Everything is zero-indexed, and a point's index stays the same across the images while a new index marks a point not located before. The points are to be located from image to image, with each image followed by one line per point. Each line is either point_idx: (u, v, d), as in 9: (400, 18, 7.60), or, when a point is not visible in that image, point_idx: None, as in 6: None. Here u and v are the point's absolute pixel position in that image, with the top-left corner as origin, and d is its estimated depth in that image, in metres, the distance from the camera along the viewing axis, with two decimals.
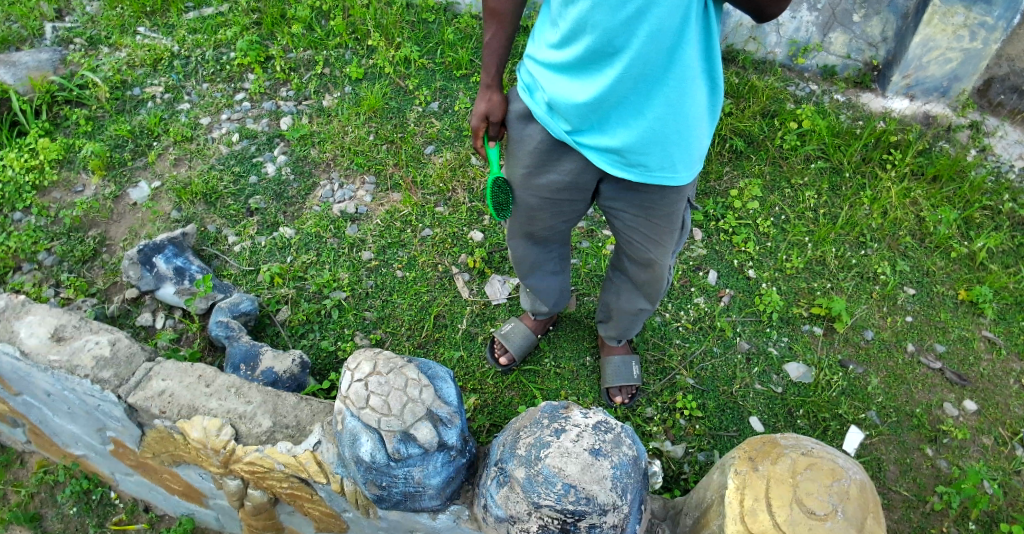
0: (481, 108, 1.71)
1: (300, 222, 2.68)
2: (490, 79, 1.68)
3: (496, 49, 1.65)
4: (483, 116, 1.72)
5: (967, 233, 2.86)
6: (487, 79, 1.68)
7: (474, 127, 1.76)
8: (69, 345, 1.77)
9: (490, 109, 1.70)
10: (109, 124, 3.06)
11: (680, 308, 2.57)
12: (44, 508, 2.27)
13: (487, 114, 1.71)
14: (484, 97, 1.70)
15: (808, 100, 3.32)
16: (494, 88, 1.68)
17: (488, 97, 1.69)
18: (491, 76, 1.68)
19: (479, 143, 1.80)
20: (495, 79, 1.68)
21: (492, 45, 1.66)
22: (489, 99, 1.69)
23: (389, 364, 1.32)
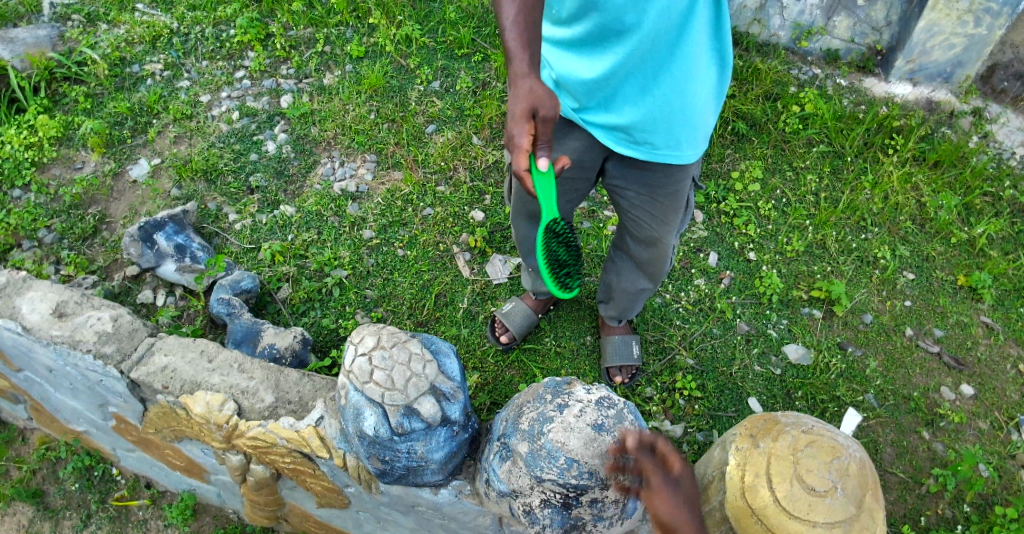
0: (525, 102, 1.37)
1: (301, 201, 2.67)
2: (522, 70, 1.38)
3: (523, 29, 1.38)
4: (528, 113, 1.37)
5: (967, 219, 2.86)
6: (518, 69, 1.38)
7: (516, 138, 1.39)
8: (72, 321, 1.76)
9: (536, 100, 1.37)
10: (108, 101, 3.03)
11: (680, 289, 2.58)
12: (46, 484, 2.29)
13: (537, 108, 1.37)
14: (523, 90, 1.37)
15: (811, 84, 3.29)
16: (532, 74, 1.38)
17: (528, 87, 1.37)
18: (526, 62, 1.38)
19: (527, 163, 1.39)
20: (528, 66, 1.39)
21: (515, 28, 1.38)
22: (530, 88, 1.37)
23: (393, 339, 1.32)
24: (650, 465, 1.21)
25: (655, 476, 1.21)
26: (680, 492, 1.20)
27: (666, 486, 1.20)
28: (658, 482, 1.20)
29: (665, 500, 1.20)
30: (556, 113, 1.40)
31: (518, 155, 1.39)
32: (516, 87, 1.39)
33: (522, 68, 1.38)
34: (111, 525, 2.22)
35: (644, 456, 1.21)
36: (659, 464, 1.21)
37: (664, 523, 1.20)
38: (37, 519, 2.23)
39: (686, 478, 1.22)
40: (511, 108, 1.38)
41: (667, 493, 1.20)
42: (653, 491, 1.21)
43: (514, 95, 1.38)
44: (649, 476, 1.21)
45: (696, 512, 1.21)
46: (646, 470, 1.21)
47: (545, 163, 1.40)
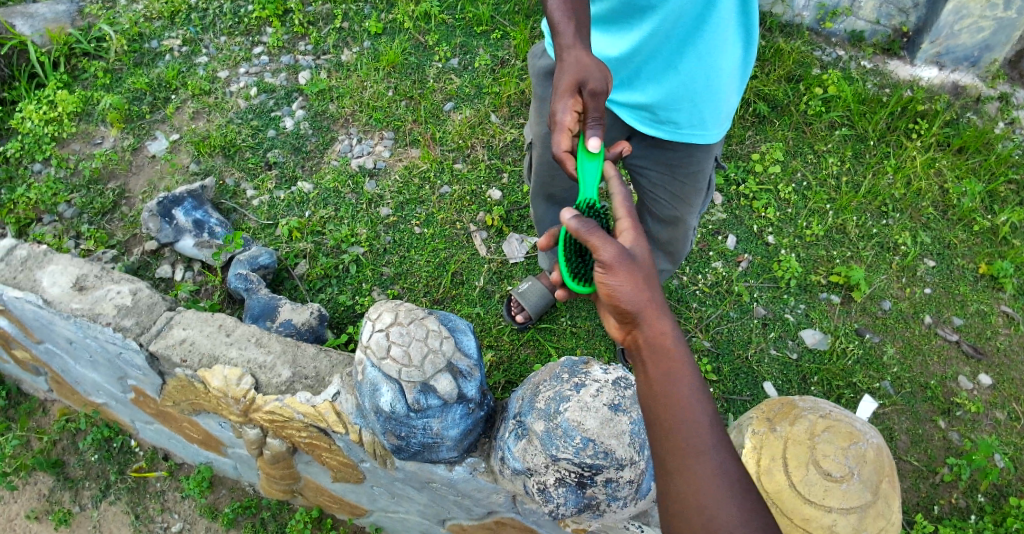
0: (571, 74, 1.35)
1: (318, 177, 2.67)
2: (569, 42, 1.37)
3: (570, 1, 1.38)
4: (574, 87, 1.35)
5: (990, 207, 2.81)
6: (565, 42, 1.38)
7: (559, 114, 1.36)
8: (91, 295, 1.77)
9: (582, 71, 1.35)
10: (127, 77, 3.04)
11: (697, 271, 2.56)
12: (67, 455, 2.34)
13: (583, 82, 1.34)
14: (572, 62, 1.36)
15: (835, 66, 3.22)
16: (578, 45, 1.37)
17: (575, 58, 1.36)
18: (573, 34, 1.37)
19: (568, 142, 1.34)
20: (575, 38, 1.38)
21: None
22: (577, 59, 1.36)
23: (410, 315, 1.33)
24: (600, 233, 1.00)
25: (605, 242, 0.99)
26: (638, 266, 0.99)
27: (619, 255, 0.98)
28: (610, 249, 0.98)
29: (619, 270, 0.97)
30: (604, 89, 1.36)
31: (562, 132, 1.35)
32: (563, 59, 1.37)
33: (569, 40, 1.37)
34: (130, 496, 2.26)
35: (591, 221, 1.03)
36: (607, 233, 1.02)
37: (622, 308, 0.97)
38: (57, 489, 2.28)
39: (644, 251, 1.03)
40: (557, 82, 1.37)
41: (623, 263, 0.97)
42: (608, 265, 0.98)
43: (561, 69, 1.37)
44: (598, 243, 0.99)
45: (659, 292, 0.98)
46: (595, 236, 1.00)
47: (595, 142, 1.30)
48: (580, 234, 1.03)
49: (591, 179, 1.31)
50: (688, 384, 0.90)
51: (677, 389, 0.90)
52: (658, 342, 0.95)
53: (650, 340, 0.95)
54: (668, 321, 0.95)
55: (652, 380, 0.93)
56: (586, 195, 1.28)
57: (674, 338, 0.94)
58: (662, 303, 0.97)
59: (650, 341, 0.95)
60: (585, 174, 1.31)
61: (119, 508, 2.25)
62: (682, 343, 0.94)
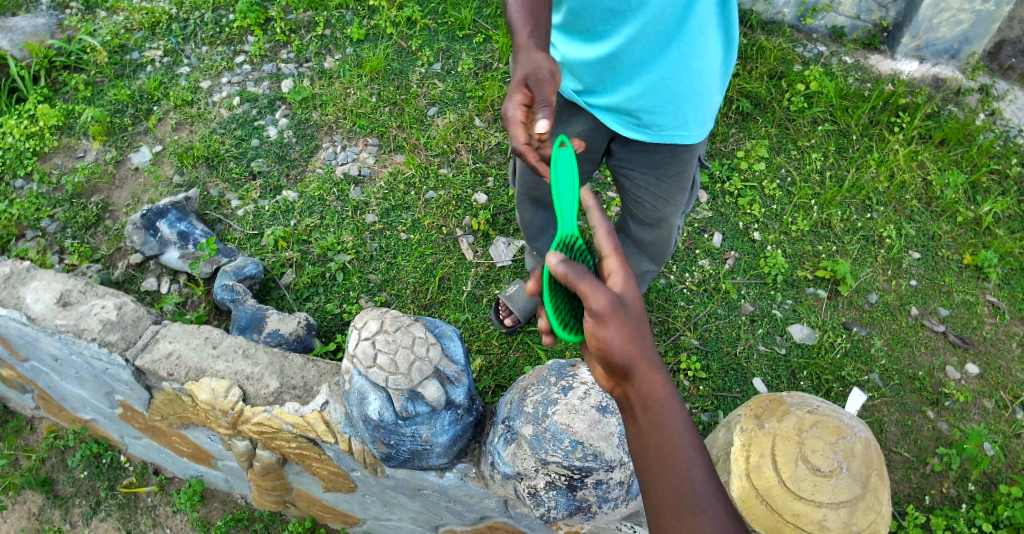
0: (522, 70, 1.40)
1: (303, 186, 2.66)
2: (524, 43, 1.44)
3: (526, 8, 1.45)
4: (523, 81, 1.39)
5: (973, 198, 2.83)
6: (521, 43, 1.44)
7: (509, 110, 1.38)
8: (76, 310, 1.76)
9: (532, 66, 1.39)
10: (108, 89, 3.01)
11: (684, 270, 2.57)
12: (56, 472, 2.31)
13: (531, 75, 1.38)
14: (524, 60, 1.41)
15: (816, 62, 3.24)
16: (531, 45, 1.42)
17: (527, 57, 1.41)
18: (527, 35, 1.44)
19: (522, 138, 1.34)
20: (529, 39, 1.44)
21: (520, 7, 1.46)
22: (529, 57, 1.41)
23: (397, 323, 1.33)
24: (590, 279, 0.89)
25: (596, 290, 0.88)
26: (630, 315, 0.89)
27: (611, 303, 0.88)
28: (602, 298, 0.87)
29: (612, 322, 0.87)
30: (553, 80, 1.39)
31: (516, 126, 1.36)
32: (518, 59, 1.43)
33: (523, 42, 1.43)
34: (121, 512, 2.24)
35: (578, 264, 0.90)
36: (595, 277, 0.90)
37: (614, 362, 0.88)
38: (47, 507, 2.25)
39: (631, 297, 0.94)
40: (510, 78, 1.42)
41: (615, 314, 0.87)
42: (599, 316, 0.87)
43: (515, 67, 1.43)
44: (589, 292, 0.88)
45: (651, 342, 0.90)
46: (585, 284, 0.88)
47: (545, 126, 1.28)
48: (568, 280, 0.90)
49: (571, 210, 1.11)
50: (685, 441, 0.85)
51: (673, 447, 0.85)
52: (651, 398, 0.88)
53: (642, 392, 0.88)
54: (662, 375, 0.88)
55: (645, 437, 0.87)
56: (566, 230, 1.07)
57: (669, 394, 0.88)
58: (655, 356, 0.89)
59: (643, 398, 0.88)
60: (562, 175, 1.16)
61: (110, 525, 2.23)
62: (675, 396, 0.88)
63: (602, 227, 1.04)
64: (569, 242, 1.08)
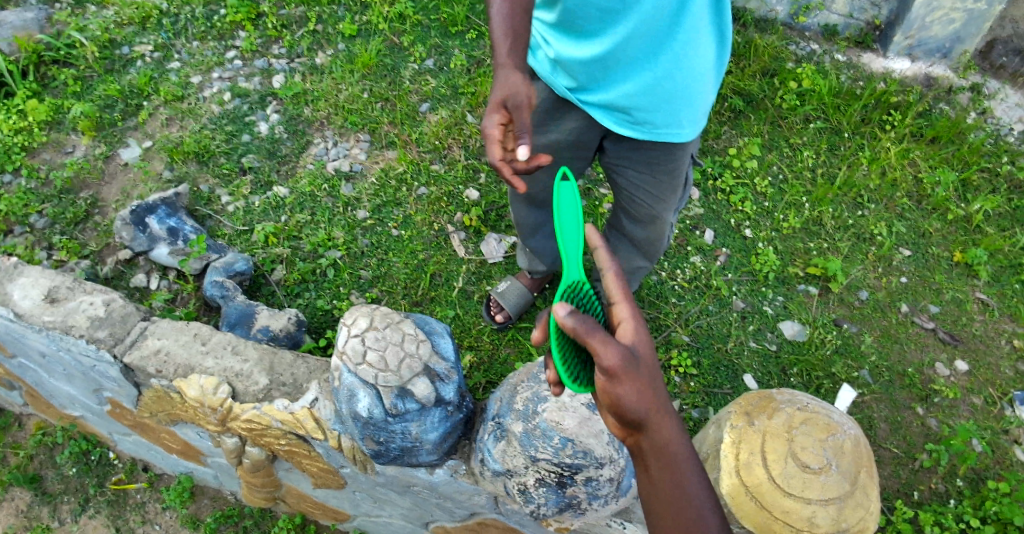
0: (501, 89, 1.41)
1: (294, 181, 2.64)
2: (503, 59, 1.44)
3: (508, 23, 1.44)
4: (502, 101, 1.40)
5: (963, 196, 2.85)
6: (501, 59, 1.43)
7: (487, 126, 1.40)
8: (64, 307, 1.74)
9: (511, 88, 1.41)
10: (98, 84, 2.99)
11: (676, 267, 2.57)
12: (44, 469, 2.29)
13: (510, 97, 1.40)
14: (503, 80, 1.41)
15: (809, 60, 3.25)
16: (511, 65, 1.43)
17: (506, 77, 1.42)
18: (508, 53, 1.43)
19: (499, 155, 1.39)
20: (509, 57, 1.43)
21: (503, 20, 1.44)
22: (508, 78, 1.42)
23: (386, 320, 1.32)
24: (601, 333, 0.85)
25: (607, 347, 0.84)
26: (642, 368, 0.88)
27: (624, 359, 0.85)
28: (614, 354, 0.84)
29: (626, 378, 0.85)
30: (529, 104, 1.42)
31: (493, 144, 1.39)
32: (497, 76, 1.43)
33: (503, 59, 1.43)
34: (110, 509, 2.22)
35: (586, 317, 0.85)
36: (605, 330, 0.87)
37: (626, 416, 0.87)
38: (35, 504, 2.23)
39: (642, 347, 0.93)
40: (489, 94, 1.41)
41: (628, 370, 0.85)
42: (611, 373, 0.85)
43: (495, 84, 1.42)
44: (600, 348, 0.84)
45: (661, 388, 0.90)
46: (596, 340, 0.84)
47: (524, 151, 1.35)
48: (578, 335, 0.85)
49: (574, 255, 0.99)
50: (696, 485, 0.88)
51: (685, 489, 0.88)
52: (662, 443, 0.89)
53: (655, 442, 0.89)
54: (672, 421, 0.89)
55: (657, 482, 0.90)
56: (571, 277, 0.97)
57: (679, 437, 0.90)
58: (665, 401, 0.89)
59: (655, 444, 0.89)
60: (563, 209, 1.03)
61: (98, 522, 2.21)
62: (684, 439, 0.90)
63: (611, 269, 1.00)
64: (575, 288, 0.98)
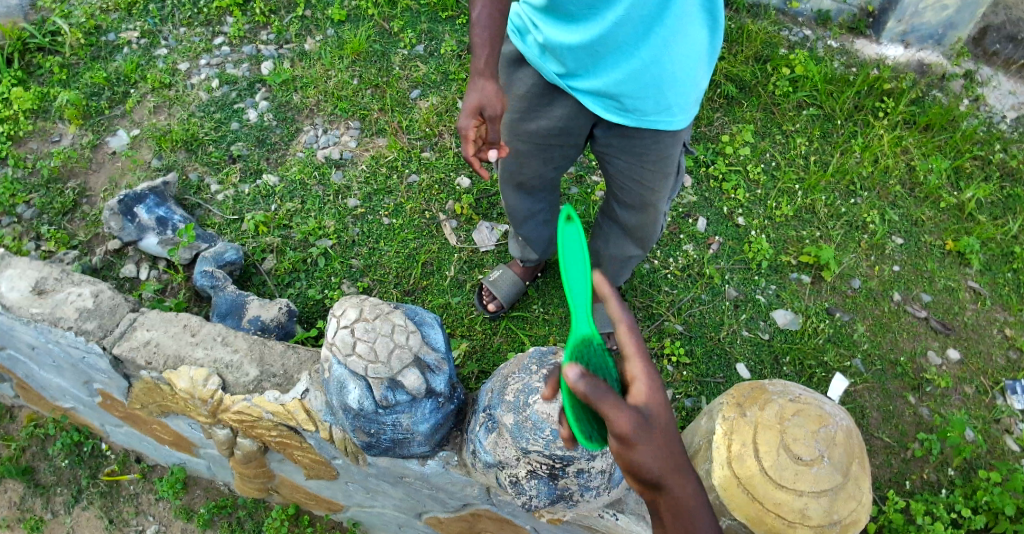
0: (475, 99, 1.48)
1: (284, 170, 2.62)
2: (480, 63, 1.48)
3: (489, 32, 1.46)
4: (477, 109, 1.49)
5: (956, 184, 2.85)
6: (478, 66, 1.47)
7: (462, 127, 1.51)
8: (52, 299, 1.72)
9: (486, 99, 1.48)
10: (84, 72, 2.94)
11: (669, 255, 2.56)
12: (36, 461, 2.28)
13: (484, 106, 1.48)
14: (477, 88, 1.48)
15: (801, 46, 3.23)
16: (488, 76, 1.48)
17: (482, 86, 1.48)
18: (486, 62, 1.47)
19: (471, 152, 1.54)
20: (487, 66, 1.48)
21: (484, 27, 1.46)
22: (483, 88, 1.48)
23: (376, 310, 1.30)
24: (611, 396, 0.83)
25: (618, 411, 0.83)
26: (655, 430, 0.86)
27: (635, 423, 0.84)
28: (625, 419, 0.83)
29: (638, 442, 0.84)
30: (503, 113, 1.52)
31: (467, 143, 1.53)
32: (473, 82, 1.48)
33: (480, 67, 1.47)
34: (103, 501, 2.21)
35: (598, 378, 0.82)
36: (614, 391, 0.84)
37: (642, 476, 0.87)
38: (28, 496, 2.22)
39: (656, 409, 0.89)
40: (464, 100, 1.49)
41: (640, 434, 0.84)
42: (624, 438, 0.84)
43: (469, 89, 1.49)
44: (609, 412, 0.83)
45: (677, 447, 0.89)
46: (607, 405, 0.82)
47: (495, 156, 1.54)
48: (587, 398, 0.82)
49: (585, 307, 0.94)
50: None
51: None
52: (681, 501, 0.89)
53: (671, 499, 0.89)
54: (690, 480, 0.88)
55: None
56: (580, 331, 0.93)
57: (697, 496, 0.88)
58: (681, 459, 0.89)
59: (673, 500, 0.89)
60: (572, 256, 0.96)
61: (91, 513, 2.20)
62: (702, 497, 0.89)
63: (624, 322, 0.93)
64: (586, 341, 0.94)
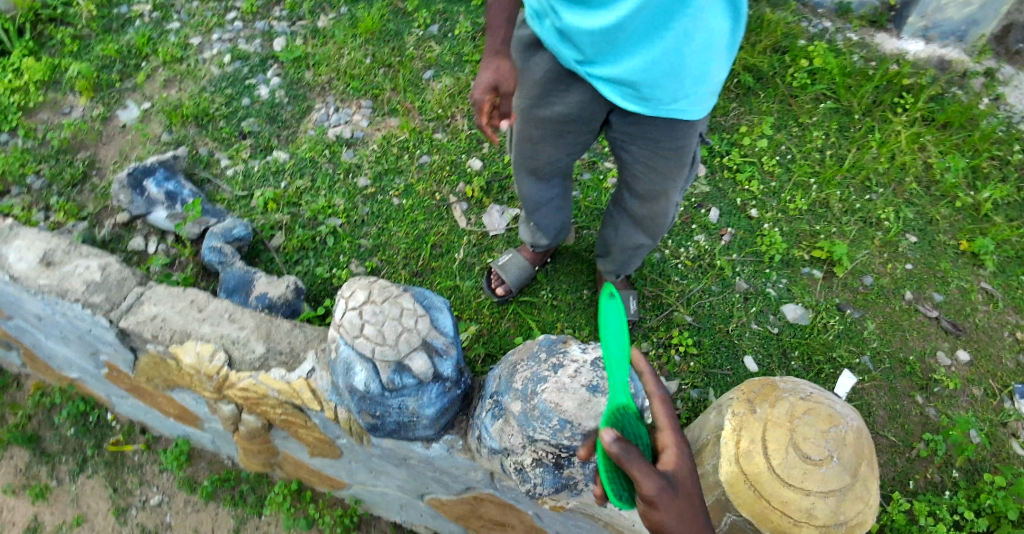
0: (487, 79, 1.75)
1: (295, 147, 2.60)
2: (493, 47, 1.71)
3: (501, 19, 1.67)
4: (490, 88, 1.76)
5: (973, 183, 2.80)
6: (491, 48, 1.72)
7: (478, 101, 1.80)
8: (60, 270, 1.71)
9: (497, 79, 1.75)
10: (96, 44, 2.91)
11: (680, 245, 2.54)
12: (42, 430, 2.29)
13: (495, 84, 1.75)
14: (490, 69, 1.74)
15: (821, 38, 3.16)
16: (499, 58, 1.72)
17: (494, 67, 1.74)
18: (497, 46, 1.71)
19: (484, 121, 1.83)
20: (499, 49, 1.71)
21: (498, 16, 1.67)
22: (495, 69, 1.74)
23: (385, 293, 1.30)
24: (641, 462, 0.97)
25: (647, 477, 0.97)
26: (679, 494, 1.02)
27: (661, 488, 0.99)
28: (652, 484, 0.98)
29: (662, 504, 0.99)
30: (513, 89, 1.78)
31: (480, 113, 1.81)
32: (487, 63, 1.74)
33: (493, 50, 1.71)
34: (107, 470, 2.23)
35: (632, 448, 0.97)
36: (646, 460, 0.99)
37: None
38: (33, 464, 2.24)
39: (682, 476, 1.06)
40: (479, 79, 1.77)
41: (665, 499, 0.99)
42: (650, 500, 0.99)
43: (484, 70, 1.76)
44: (640, 477, 0.97)
45: (697, 513, 1.03)
46: (637, 470, 0.97)
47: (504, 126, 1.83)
48: (621, 463, 0.97)
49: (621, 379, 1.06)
50: None
51: None
52: None
53: None
54: None
55: None
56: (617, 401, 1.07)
57: None
58: (701, 525, 1.03)
59: None
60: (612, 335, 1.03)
61: (96, 482, 2.22)
62: None
63: (659, 396, 1.14)
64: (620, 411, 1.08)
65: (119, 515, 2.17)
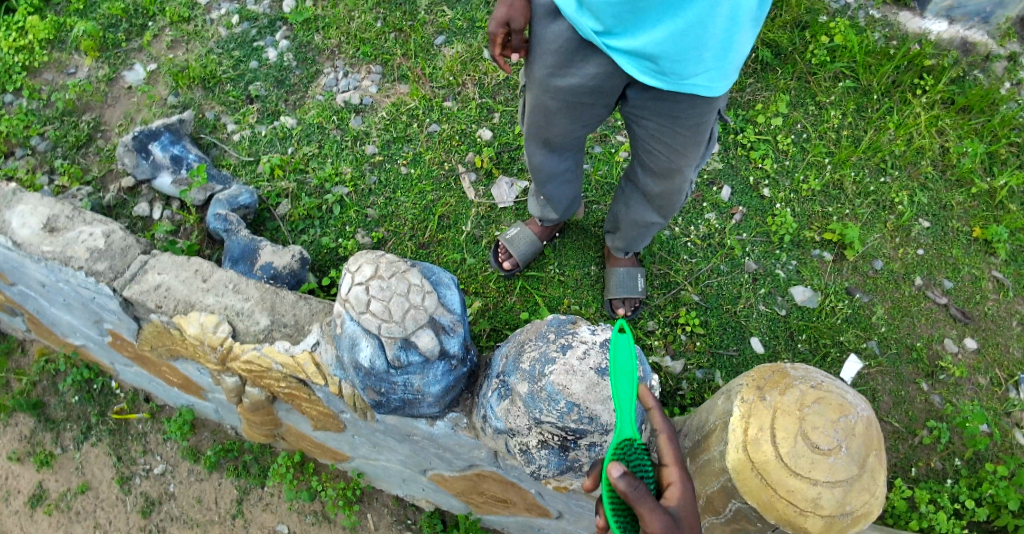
0: (502, 13, 1.56)
1: (302, 112, 2.55)
2: None
3: None
4: (503, 22, 1.57)
5: (989, 169, 2.73)
6: None
7: (492, 33, 1.62)
8: (63, 237, 1.69)
9: (511, 16, 1.55)
10: (101, 2, 2.84)
11: (690, 223, 2.50)
12: (47, 396, 2.31)
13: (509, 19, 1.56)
14: (507, 2, 1.54)
15: (842, 14, 3.06)
16: None
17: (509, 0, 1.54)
18: None
19: (498, 53, 1.66)
20: None
21: None
22: (511, 4, 1.54)
23: (392, 268, 1.25)
24: (649, 500, 0.95)
25: (654, 516, 0.95)
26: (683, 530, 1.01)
27: (667, 525, 0.96)
28: (659, 524, 0.94)
29: None
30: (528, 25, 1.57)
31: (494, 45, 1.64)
32: None
33: None
34: (111, 438, 2.25)
35: (640, 485, 0.95)
36: (653, 497, 0.96)
37: None
38: (39, 430, 2.26)
39: (685, 510, 1.06)
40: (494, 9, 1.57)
41: None
42: None
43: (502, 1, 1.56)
44: (647, 516, 0.94)
45: None
46: (644, 508, 0.94)
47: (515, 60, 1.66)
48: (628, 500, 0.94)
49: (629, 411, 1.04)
50: None
51: None
52: None
53: None
54: None
55: None
56: (623, 435, 1.02)
57: None
58: None
59: None
60: (618, 365, 1.06)
61: (101, 450, 2.24)
62: None
63: (664, 432, 1.16)
64: (625, 445, 1.03)
65: (124, 483, 2.19)
